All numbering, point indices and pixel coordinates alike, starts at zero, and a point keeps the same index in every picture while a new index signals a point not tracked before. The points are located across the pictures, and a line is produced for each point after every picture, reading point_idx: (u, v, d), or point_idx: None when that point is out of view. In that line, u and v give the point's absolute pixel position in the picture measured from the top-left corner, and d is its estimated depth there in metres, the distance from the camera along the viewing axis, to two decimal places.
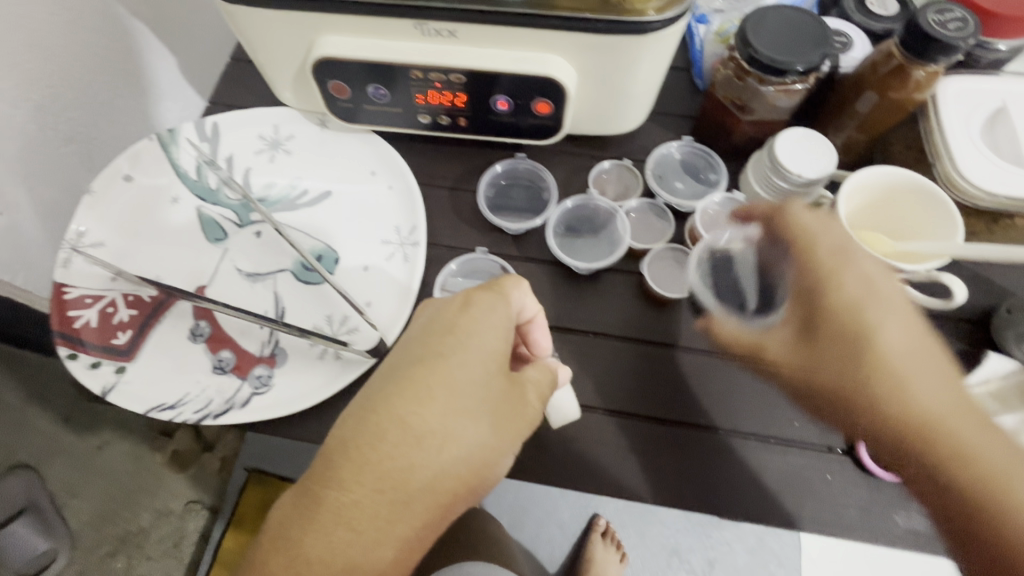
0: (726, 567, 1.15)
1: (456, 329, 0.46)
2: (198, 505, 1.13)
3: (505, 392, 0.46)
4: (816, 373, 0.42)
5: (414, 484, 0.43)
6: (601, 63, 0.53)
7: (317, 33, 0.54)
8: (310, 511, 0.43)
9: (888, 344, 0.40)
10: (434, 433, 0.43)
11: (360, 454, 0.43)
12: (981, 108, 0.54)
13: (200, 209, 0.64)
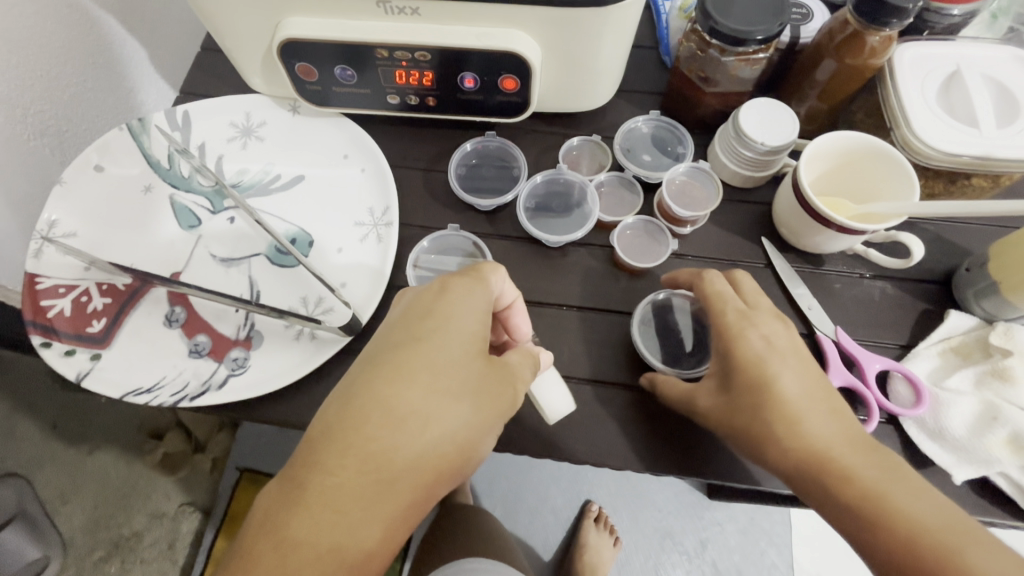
0: (719, 547, 1.16)
1: (436, 312, 0.45)
2: (191, 507, 1.11)
3: (489, 372, 0.45)
4: (734, 423, 0.46)
5: (400, 463, 0.40)
6: (564, 37, 0.54)
7: (281, 15, 0.54)
8: (293, 502, 0.38)
9: (793, 397, 0.44)
10: (422, 412, 0.41)
11: (344, 438, 0.39)
12: (938, 72, 0.55)
13: (173, 197, 0.64)
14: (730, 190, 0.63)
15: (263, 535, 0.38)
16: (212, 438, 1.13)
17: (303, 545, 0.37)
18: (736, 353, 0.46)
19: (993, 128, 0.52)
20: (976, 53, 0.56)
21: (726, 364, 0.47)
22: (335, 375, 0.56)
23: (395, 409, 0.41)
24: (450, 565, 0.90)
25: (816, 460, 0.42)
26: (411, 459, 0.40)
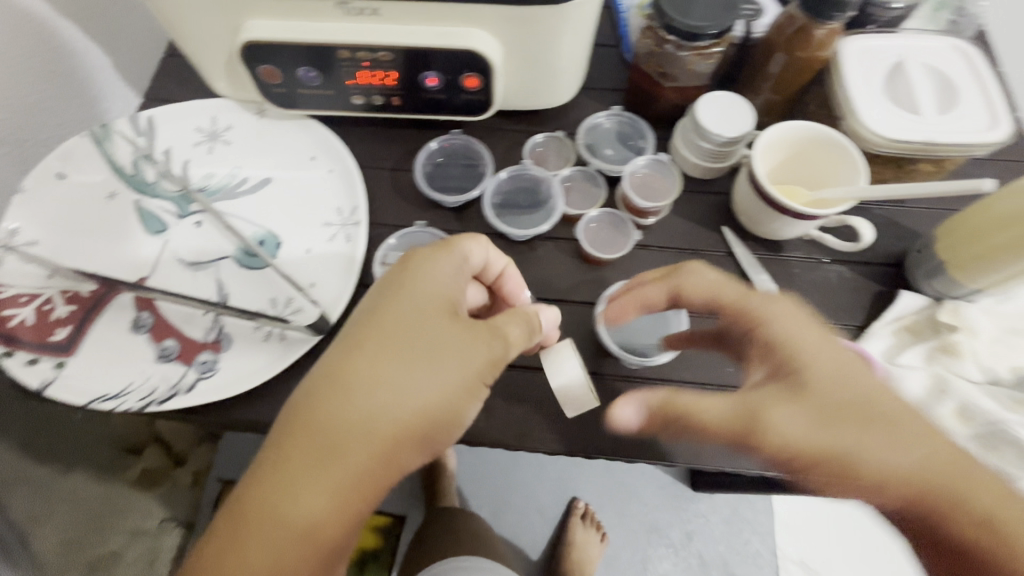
0: (704, 538, 1.16)
1: (397, 294, 0.45)
2: (173, 522, 1.08)
3: (462, 343, 0.44)
4: (829, 438, 0.41)
5: (365, 431, 0.41)
6: (523, 36, 0.55)
7: (241, 18, 0.55)
8: (264, 501, 0.39)
9: (794, 418, 0.41)
10: (383, 400, 0.41)
11: (310, 434, 0.40)
12: (882, 63, 0.57)
13: (138, 203, 0.63)
14: (691, 182, 0.64)
15: (239, 537, 0.39)
16: (193, 450, 1.13)
17: (285, 543, 0.39)
18: (796, 354, 0.44)
19: (935, 115, 0.54)
20: (917, 44, 0.58)
21: (788, 370, 0.44)
22: (306, 374, 0.56)
23: (359, 398, 0.41)
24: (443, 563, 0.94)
25: (834, 462, 0.41)
26: (379, 447, 0.41)
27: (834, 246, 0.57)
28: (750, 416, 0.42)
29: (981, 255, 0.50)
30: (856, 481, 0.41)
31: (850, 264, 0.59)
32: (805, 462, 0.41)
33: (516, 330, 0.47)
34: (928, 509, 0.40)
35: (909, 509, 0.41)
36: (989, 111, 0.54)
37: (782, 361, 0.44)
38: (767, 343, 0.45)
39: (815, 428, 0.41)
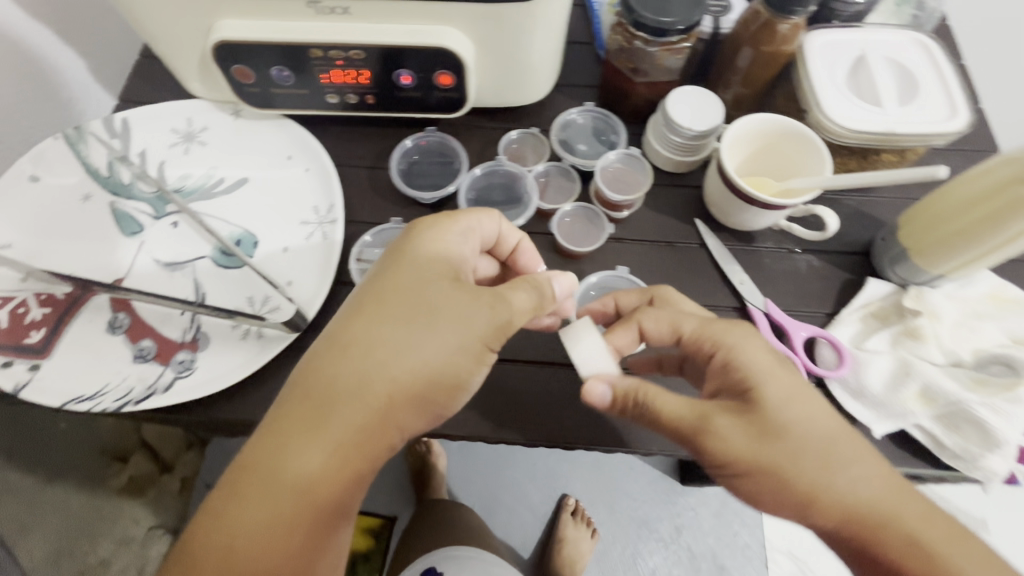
0: (693, 532, 1.14)
1: (404, 259, 0.46)
2: (160, 530, 0.99)
3: (466, 308, 0.44)
4: (769, 464, 0.42)
5: (365, 392, 0.41)
6: (493, 33, 0.56)
7: (213, 18, 0.55)
8: (267, 457, 0.40)
9: (744, 444, 0.42)
10: (384, 363, 0.42)
11: (314, 395, 0.41)
12: (845, 57, 0.58)
13: (113, 205, 0.63)
14: (663, 175, 0.66)
15: (237, 497, 0.40)
16: (180, 457, 1.07)
17: (284, 501, 0.39)
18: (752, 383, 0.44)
19: (895, 107, 0.56)
20: (880, 38, 0.60)
21: (743, 397, 0.44)
22: (283, 371, 0.56)
23: (362, 360, 0.42)
24: (441, 550, 0.98)
25: (772, 479, 0.42)
26: (380, 409, 0.41)
27: (802, 236, 0.58)
28: (699, 429, 0.43)
29: (940, 242, 0.51)
30: (796, 497, 0.42)
31: (818, 253, 0.60)
32: (746, 475, 0.43)
33: (525, 296, 0.46)
34: (864, 532, 0.41)
35: (846, 533, 0.42)
36: (948, 101, 0.56)
37: (735, 381, 0.45)
38: (723, 365, 0.46)
39: (757, 445, 0.42)
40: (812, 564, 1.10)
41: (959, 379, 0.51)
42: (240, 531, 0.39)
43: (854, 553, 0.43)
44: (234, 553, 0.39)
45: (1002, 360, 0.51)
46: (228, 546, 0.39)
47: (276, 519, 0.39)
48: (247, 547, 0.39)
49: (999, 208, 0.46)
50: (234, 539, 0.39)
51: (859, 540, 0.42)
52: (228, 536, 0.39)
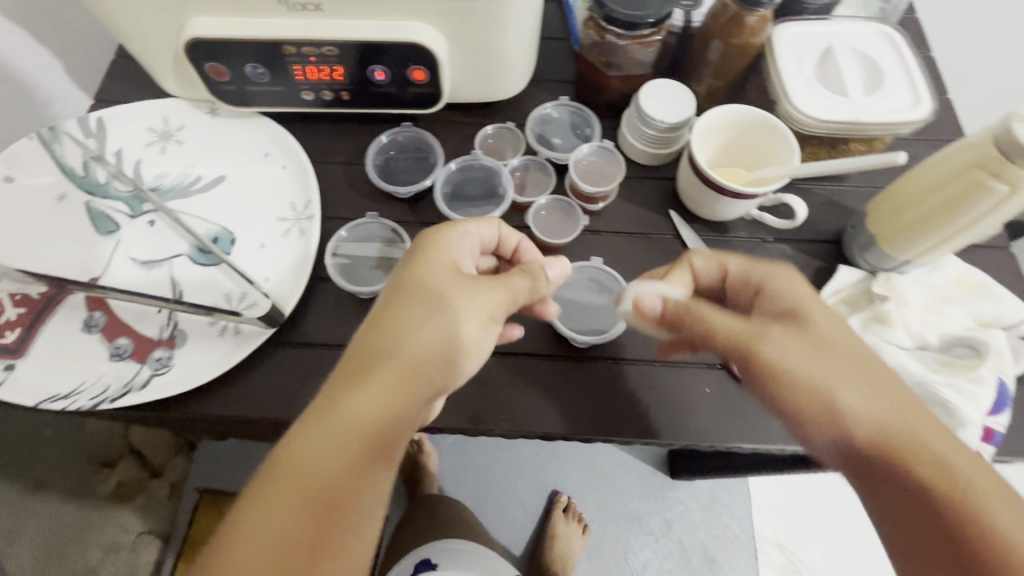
0: (683, 526, 1.13)
1: (427, 249, 0.47)
2: (150, 536, 1.02)
3: (477, 290, 0.45)
4: (829, 383, 0.44)
5: (409, 355, 0.42)
6: (465, 28, 0.56)
7: (185, 15, 0.55)
8: (319, 424, 0.40)
9: (798, 357, 0.45)
10: (425, 333, 0.43)
11: (363, 364, 0.42)
12: (813, 49, 0.60)
13: (88, 204, 0.63)
14: (638, 168, 0.66)
15: (291, 464, 0.39)
16: (170, 462, 1.08)
17: (337, 468, 0.39)
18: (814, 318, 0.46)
19: (861, 97, 0.57)
20: (846, 30, 0.61)
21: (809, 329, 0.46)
22: (261, 367, 0.56)
23: (403, 331, 0.43)
24: (437, 543, 0.93)
25: (819, 395, 0.44)
26: (424, 377, 0.42)
27: (772, 224, 0.59)
28: (750, 342, 0.46)
29: (903, 229, 0.52)
30: (837, 417, 0.43)
31: (790, 242, 0.61)
32: (793, 391, 0.44)
33: (522, 283, 0.48)
34: (894, 457, 0.41)
35: (870, 454, 0.42)
36: (913, 91, 0.57)
37: (783, 307, 0.47)
38: (769, 295, 0.49)
39: (812, 360, 0.44)
40: (800, 554, 1.10)
41: (926, 361, 0.52)
42: (289, 499, 0.38)
43: (885, 486, 0.41)
44: (286, 522, 0.37)
45: (966, 342, 0.52)
46: (283, 513, 0.38)
47: (327, 486, 0.38)
48: (299, 516, 0.38)
49: (955, 196, 0.47)
50: (284, 507, 0.38)
51: (887, 468, 0.41)
52: (278, 503, 0.38)
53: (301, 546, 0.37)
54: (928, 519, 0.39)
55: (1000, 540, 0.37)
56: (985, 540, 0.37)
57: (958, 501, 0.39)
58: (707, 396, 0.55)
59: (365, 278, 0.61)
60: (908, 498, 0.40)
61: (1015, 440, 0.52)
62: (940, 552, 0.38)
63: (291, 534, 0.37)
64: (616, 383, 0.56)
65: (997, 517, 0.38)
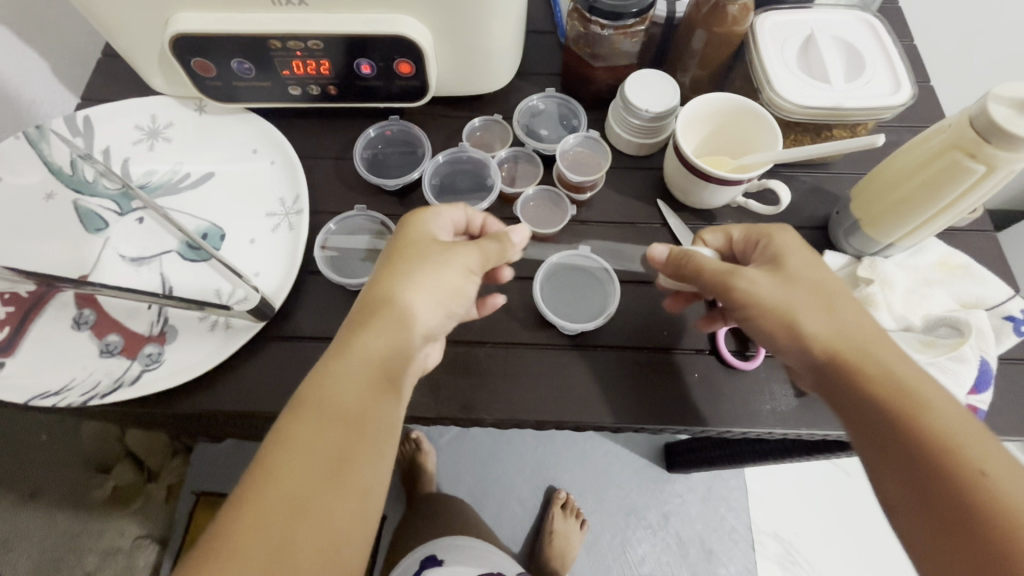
0: (681, 519, 1.14)
1: (408, 223, 0.50)
2: (147, 539, 1.00)
3: (459, 250, 0.49)
4: (840, 340, 0.44)
5: (405, 314, 0.45)
6: (450, 21, 0.57)
7: (170, 11, 0.55)
8: (339, 362, 0.41)
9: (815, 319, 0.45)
10: (423, 282, 0.46)
11: (369, 312, 0.44)
12: (794, 37, 0.60)
13: (77, 202, 0.63)
14: (625, 158, 0.67)
15: (314, 400, 0.40)
16: (166, 464, 1.06)
17: (361, 397, 0.40)
18: (822, 281, 0.47)
19: (842, 84, 0.57)
20: (827, 18, 0.61)
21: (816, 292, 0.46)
22: (253, 361, 0.56)
23: (403, 283, 0.46)
24: (440, 540, 0.91)
25: (781, 318, 0.46)
26: (424, 317, 0.46)
27: (756, 210, 0.60)
28: (726, 274, 0.48)
29: (882, 213, 0.54)
30: (797, 335, 0.45)
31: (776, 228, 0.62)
32: (757, 314, 0.47)
33: (492, 245, 0.51)
34: (847, 370, 0.43)
35: (828, 368, 0.43)
36: (893, 77, 0.57)
37: (767, 249, 0.50)
38: (761, 240, 0.51)
39: (778, 286, 0.47)
40: (797, 544, 1.11)
41: (909, 342, 0.53)
42: (316, 430, 0.38)
43: (847, 400, 0.42)
44: (317, 451, 0.38)
45: (948, 322, 0.53)
46: (314, 442, 0.38)
47: (352, 414, 0.40)
48: (328, 445, 0.38)
49: (936, 174, 0.47)
50: (313, 436, 0.38)
51: (845, 379, 0.43)
52: (306, 435, 0.38)
53: (333, 470, 0.37)
54: (885, 429, 0.40)
55: (954, 445, 0.38)
56: (939, 443, 0.38)
57: (910, 408, 0.40)
58: (697, 383, 0.56)
59: (354, 270, 0.61)
60: (866, 410, 0.41)
61: (998, 418, 0.52)
62: (898, 457, 0.39)
63: (321, 460, 0.37)
64: (607, 370, 0.56)
65: (942, 420, 0.39)
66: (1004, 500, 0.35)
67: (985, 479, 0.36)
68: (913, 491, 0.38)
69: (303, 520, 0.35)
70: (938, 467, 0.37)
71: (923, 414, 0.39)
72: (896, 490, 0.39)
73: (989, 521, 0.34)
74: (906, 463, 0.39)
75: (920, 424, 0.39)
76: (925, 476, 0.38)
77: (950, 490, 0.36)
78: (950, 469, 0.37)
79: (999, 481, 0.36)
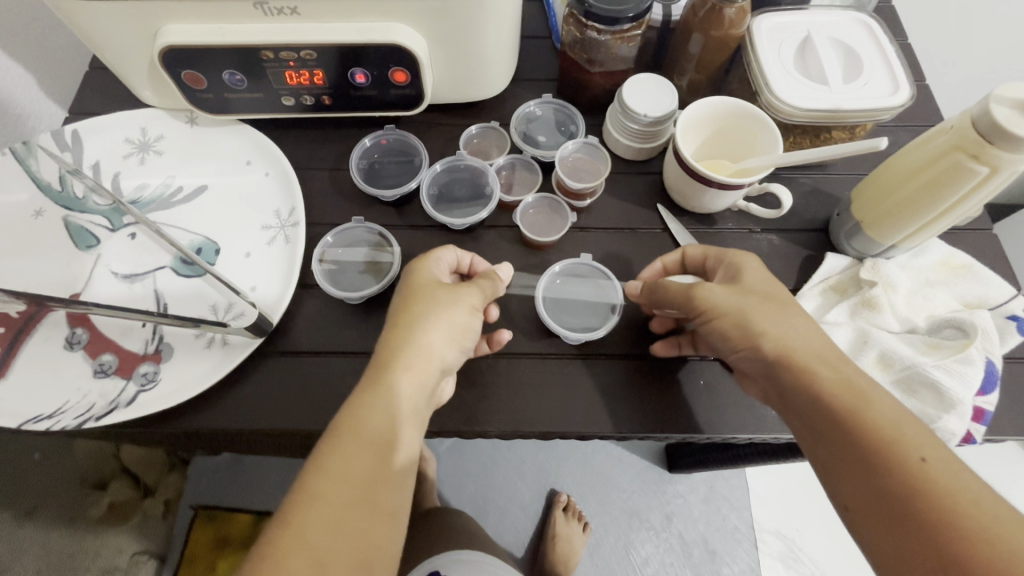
0: (684, 519, 1.13)
1: (413, 267, 0.51)
2: (145, 555, 0.97)
3: (463, 290, 0.50)
4: (793, 348, 0.45)
5: (415, 354, 0.45)
6: (445, 29, 0.56)
7: (158, 23, 0.54)
8: (369, 396, 0.43)
9: (786, 328, 0.46)
10: (437, 321, 0.47)
11: (392, 349, 0.45)
12: (791, 39, 0.60)
13: (66, 219, 0.61)
14: (624, 163, 0.66)
15: (346, 432, 0.41)
16: (163, 480, 1.02)
17: (390, 429, 0.43)
18: (765, 291, 0.49)
19: (841, 85, 0.57)
20: (823, 19, 0.61)
21: (756, 297, 0.48)
22: (250, 378, 0.55)
23: (418, 325, 0.46)
24: (443, 555, 0.90)
25: (736, 322, 0.48)
26: (443, 354, 0.47)
27: (759, 214, 0.59)
28: (687, 286, 0.50)
29: (881, 216, 0.54)
30: (751, 337, 0.47)
31: (777, 231, 0.62)
32: (713, 320, 0.49)
33: (487, 283, 0.52)
34: (798, 371, 0.45)
35: (779, 368, 0.45)
36: (891, 78, 0.57)
37: (730, 266, 0.52)
38: (724, 259, 0.52)
39: (734, 294, 0.49)
40: (799, 541, 1.11)
41: (914, 344, 0.53)
42: (352, 463, 0.40)
43: (798, 401, 0.44)
44: (353, 481, 0.40)
45: (953, 324, 0.52)
46: (351, 474, 0.40)
47: (383, 446, 0.42)
48: (363, 476, 0.40)
49: (939, 174, 0.47)
50: (349, 469, 0.40)
51: (794, 380, 0.45)
52: (342, 467, 0.40)
53: (371, 497, 0.40)
54: (835, 426, 0.42)
55: (897, 437, 0.40)
56: (881, 437, 0.40)
57: (856, 405, 0.42)
58: (701, 388, 0.55)
59: (353, 282, 0.60)
60: (819, 413, 0.43)
61: (1003, 418, 0.52)
62: (849, 453, 0.41)
63: (357, 490, 0.40)
64: (610, 378, 0.55)
65: (884, 415, 0.41)
66: (941, 486, 0.37)
67: (925, 467, 0.38)
68: (863, 484, 0.40)
69: (344, 546, 0.38)
70: (882, 460, 0.39)
71: (867, 410, 0.41)
72: (849, 485, 0.41)
73: (934, 509, 0.37)
74: (855, 457, 0.40)
75: (864, 419, 0.41)
76: (872, 469, 0.39)
77: (895, 480, 0.38)
78: (892, 460, 0.39)
79: (936, 468, 0.38)
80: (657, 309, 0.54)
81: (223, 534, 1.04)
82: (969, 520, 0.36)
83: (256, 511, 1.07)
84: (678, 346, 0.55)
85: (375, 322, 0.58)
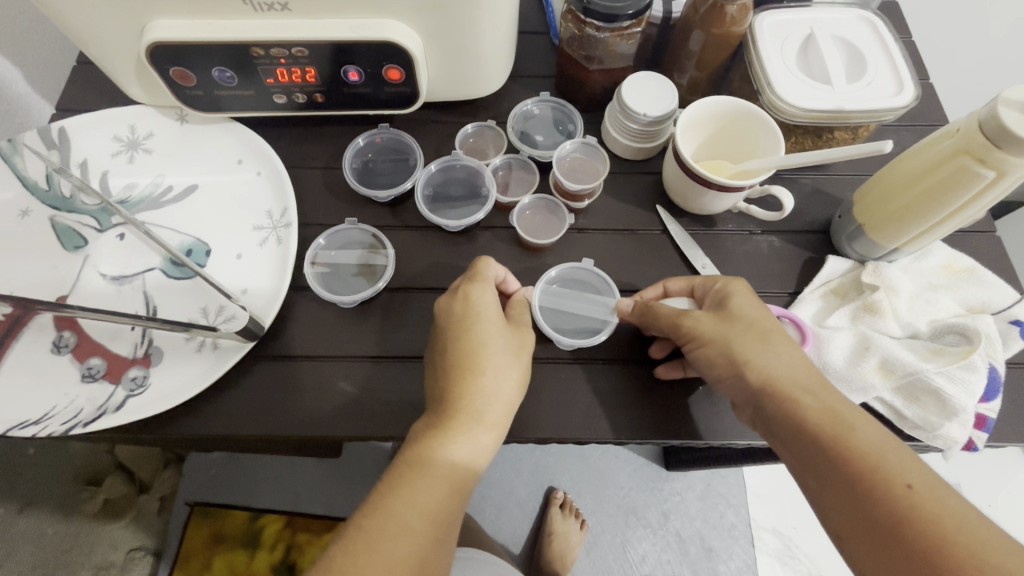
0: (681, 517, 1.12)
1: (472, 296, 0.50)
2: (141, 552, 0.97)
3: (524, 336, 0.51)
4: (774, 377, 0.45)
5: (493, 407, 0.46)
6: (440, 25, 0.54)
7: (145, 18, 0.52)
8: (449, 435, 0.44)
9: (772, 356, 0.46)
10: (508, 367, 0.48)
11: (470, 394, 0.46)
12: (794, 37, 0.59)
13: (54, 219, 0.60)
14: (623, 163, 0.65)
15: (424, 470, 0.43)
16: (158, 476, 1.01)
17: (469, 466, 0.44)
18: (744, 315, 0.48)
19: (844, 85, 0.56)
20: (826, 17, 0.60)
21: (743, 321, 0.48)
22: (242, 383, 0.54)
23: (488, 370, 0.47)
24: None
25: (722, 351, 0.48)
26: (512, 400, 0.48)
27: (760, 216, 0.58)
28: (677, 312, 0.50)
29: (881, 222, 0.53)
30: (735, 366, 0.47)
31: (778, 232, 0.61)
32: (698, 347, 0.49)
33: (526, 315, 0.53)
34: (779, 400, 0.45)
35: (763, 399, 0.45)
36: (896, 77, 0.56)
37: (718, 292, 0.51)
38: (712, 285, 0.52)
39: (718, 322, 0.49)
40: (796, 538, 1.11)
41: (916, 350, 0.52)
42: (426, 502, 0.42)
43: (782, 427, 0.44)
44: (427, 519, 0.41)
45: (956, 330, 0.52)
46: (427, 508, 0.41)
47: (458, 481, 0.43)
48: (436, 515, 0.42)
49: (943, 180, 0.46)
50: (417, 503, 0.42)
51: (778, 409, 0.45)
52: (414, 502, 0.42)
53: (438, 532, 0.41)
54: (822, 455, 0.42)
55: (880, 463, 0.40)
56: (866, 465, 0.40)
57: (838, 434, 0.42)
58: (702, 393, 0.54)
59: (347, 286, 0.59)
60: (804, 442, 0.43)
61: (1006, 424, 0.52)
62: (836, 481, 0.41)
63: (430, 526, 0.41)
64: (606, 383, 0.55)
65: (865, 439, 0.41)
66: (928, 513, 0.37)
67: (911, 493, 0.38)
68: (853, 513, 0.40)
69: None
70: (869, 488, 0.39)
71: (850, 437, 0.41)
72: (839, 513, 0.40)
73: (923, 533, 0.37)
74: (843, 487, 0.40)
75: (848, 446, 0.41)
76: (861, 499, 0.39)
77: (883, 509, 0.38)
78: (880, 489, 0.39)
79: (922, 494, 0.38)
80: (648, 329, 0.54)
81: (218, 531, 0.98)
82: (958, 547, 0.36)
83: (254, 508, 1.01)
84: (681, 368, 0.53)
85: (369, 325, 0.57)
